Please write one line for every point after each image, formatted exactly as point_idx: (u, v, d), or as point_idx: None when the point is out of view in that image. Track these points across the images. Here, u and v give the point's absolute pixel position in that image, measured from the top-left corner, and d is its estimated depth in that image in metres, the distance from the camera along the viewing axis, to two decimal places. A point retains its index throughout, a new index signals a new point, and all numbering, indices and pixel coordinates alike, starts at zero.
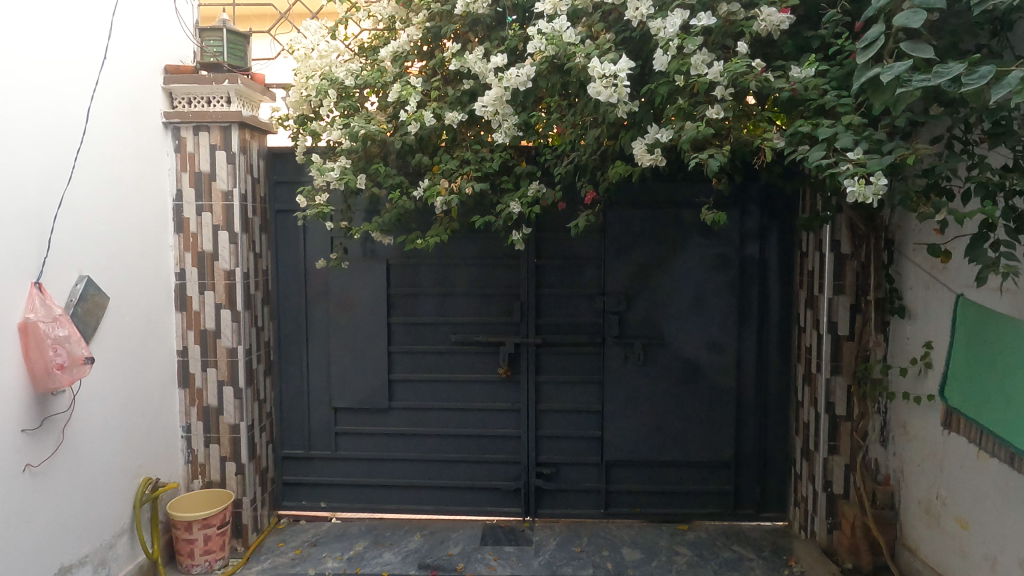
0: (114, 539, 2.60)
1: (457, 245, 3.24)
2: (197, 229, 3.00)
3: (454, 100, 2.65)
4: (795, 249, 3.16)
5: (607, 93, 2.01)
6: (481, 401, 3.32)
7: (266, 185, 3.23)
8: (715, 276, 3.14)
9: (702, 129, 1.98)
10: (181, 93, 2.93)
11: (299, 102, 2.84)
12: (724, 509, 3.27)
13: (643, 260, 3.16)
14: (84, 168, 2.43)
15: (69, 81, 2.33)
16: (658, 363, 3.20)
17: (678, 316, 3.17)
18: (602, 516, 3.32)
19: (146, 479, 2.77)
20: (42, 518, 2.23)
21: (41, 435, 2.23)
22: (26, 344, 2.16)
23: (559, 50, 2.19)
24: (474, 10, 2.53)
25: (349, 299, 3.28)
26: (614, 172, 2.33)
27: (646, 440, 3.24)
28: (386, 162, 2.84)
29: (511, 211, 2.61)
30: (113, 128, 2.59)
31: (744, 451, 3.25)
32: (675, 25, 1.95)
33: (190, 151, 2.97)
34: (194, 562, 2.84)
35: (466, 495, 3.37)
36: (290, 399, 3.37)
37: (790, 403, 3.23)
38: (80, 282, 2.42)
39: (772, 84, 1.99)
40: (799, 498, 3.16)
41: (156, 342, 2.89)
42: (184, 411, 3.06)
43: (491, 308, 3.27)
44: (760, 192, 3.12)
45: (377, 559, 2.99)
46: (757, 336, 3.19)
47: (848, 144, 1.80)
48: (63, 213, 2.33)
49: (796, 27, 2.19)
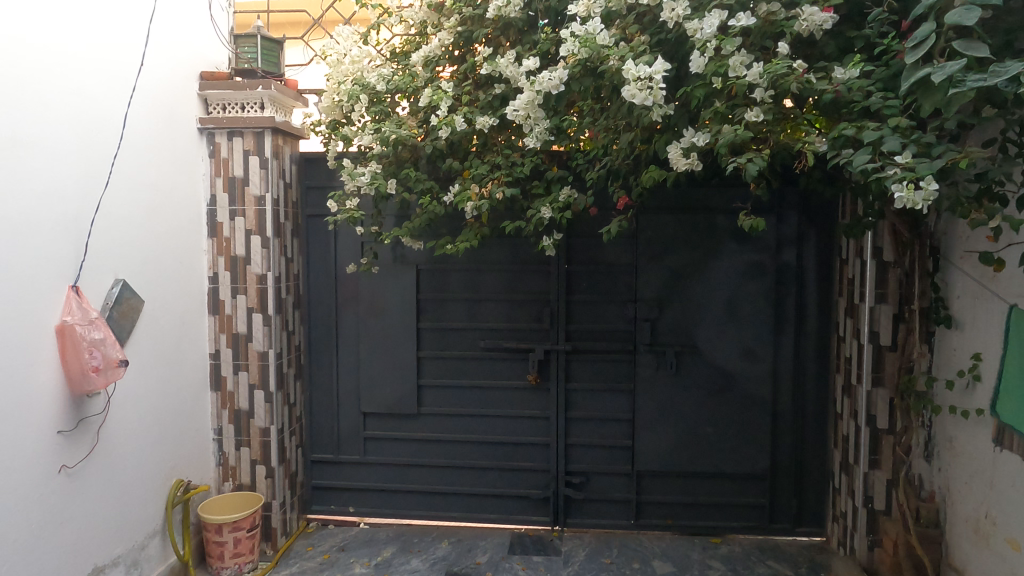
0: (146, 540, 2.63)
1: (487, 250, 3.22)
2: (231, 234, 3.03)
3: (485, 104, 2.64)
4: (834, 257, 3.07)
5: (642, 96, 1.96)
6: (510, 408, 3.28)
7: (298, 190, 3.25)
8: (750, 283, 3.07)
9: (740, 132, 1.91)
10: (217, 99, 2.98)
11: (331, 107, 2.84)
12: (759, 522, 3.18)
13: (676, 267, 3.10)
14: (121, 174, 2.47)
15: (107, 88, 2.37)
16: (690, 372, 3.13)
17: (712, 324, 3.10)
18: (632, 527, 3.26)
19: (178, 482, 2.80)
20: (76, 520, 2.25)
21: (76, 436, 2.26)
22: (63, 346, 2.19)
23: (593, 53, 2.13)
24: (506, 14, 2.50)
25: (379, 303, 3.28)
26: (648, 176, 2.28)
27: (678, 450, 3.17)
28: (417, 166, 2.82)
29: (542, 216, 2.56)
30: (149, 132, 2.62)
31: (779, 464, 3.16)
32: (712, 26, 1.90)
33: (224, 157, 3.01)
34: (224, 564, 2.86)
35: (494, 503, 3.34)
36: (320, 402, 3.38)
37: (829, 414, 3.13)
38: (117, 285, 2.45)
39: (815, 85, 1.90)
40: (837, 513, 3.06)
41: (189, 346, 2.92)
42: (215, 414, 3.10)
43: (521, 314, 3.24)
44: (798, 198, 3.04)
45: (405, 566, 2.97)
46: (794, 345, 3.10)
47: (896, 146, 1.71)
48: (100, 218, 2.36)
49: (839, 27, 2.11)
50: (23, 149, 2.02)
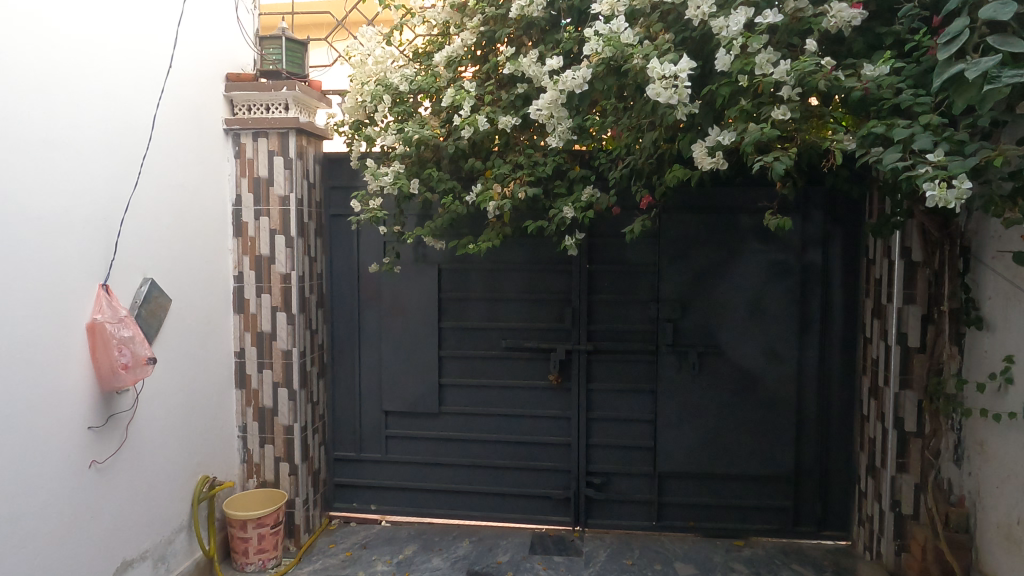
0: (172, 535, 2.67)
1: (508, 250, 3.22)
2: (256, 233, 3.06)
3: (508, 104, 2.64)
4: (861, 257, 3.02)
5: (667, 94, 1.95)
6: (531, 408, 3.28)
7: (322, 190, 3.28)
8: (774, 284, 3.03)
9: (767, 130, 1.89)
10: (242, 100, 3.01)
11: (355, 108, 2.86)
12: (783, 526, 3.15)
13: (699, 267, 3.07)
14: (149, 174, 2.51)
15: (136, 89, 2.41)
16: (713, 373, 3.11)
17: (735, 324, 3.07)
18: (653, 529, 3.24)
19: (203, 478, 2.84)
20: (105, 515, 2.29)
21: (105, 432, 2.30)
22: (93, 344, 2.23)
23: (617, 51, 2.12)
24: (529, 13, 2.50)
25: (401, 302, 3.29)
26: (671, 175, 2.26)
27: (700, 451, 3.14)
28: (439, 166, 2.83)
29: (564, 216, 2.55)
30: (176, 133, 2.66)
31: (804, 466, 3.12)
32: (738, 24, 1.88)
33: (249, 157, 3.04)
34: (248, 560, 2.90)
35: (515, 503, 3.34)
36: (342, 401, 3.41)
37: (855, 416, 3.09)
38: (146, 283, 2.49)
39: (844, 82, 1.88)
40: (863, 517, 3.02)
41: (215, 344, 2.96)
42: (240, 411, 3.13)
43: (542, 314, 3.23)
44: (823, 197, 3.00)
45: (426, 564, 2.98)
46: (819, 346, 3.06)
47: (926, 145, 1.69)
48: (129, 217, 2.40)
49: (868, 23, 2.08)
50: (54, 149, 2.06)
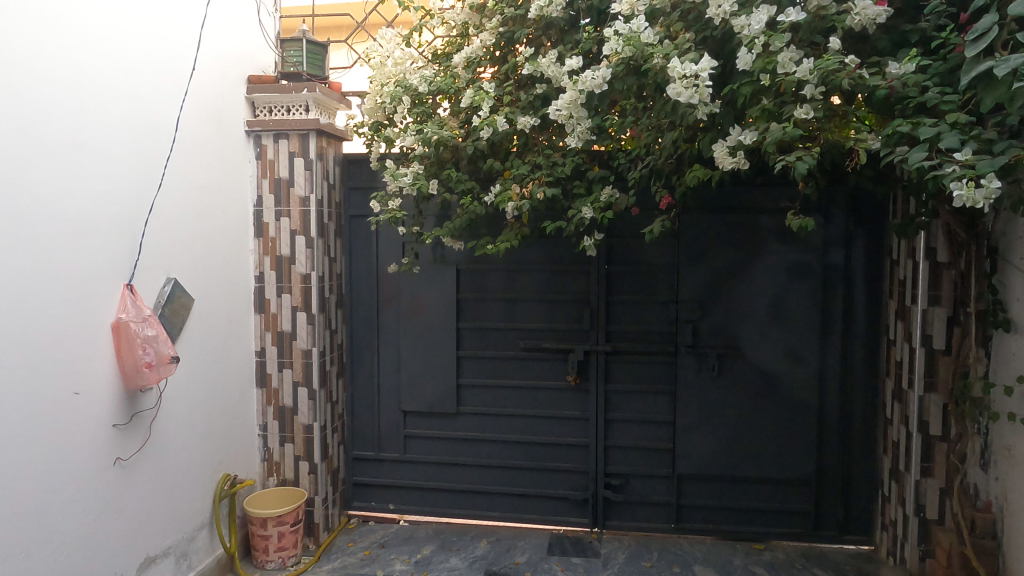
0: (194, 532, 2.70)
1: (526, 250, 3.22)
2: (277, 234, 3.09)
3: (526, 104, 2.64)
4: (884, 258, 2.98)
5: (688, 93, 1.94)
6: (550, 409, 3.28)
7: (341, 191, 3.31)
8: (795, 285, 3.00)
9: (789, 129, 1.87)
10: (264, 102, 3.05)
11: (375, 109, 2.88)
12: (803, 529, 3.12)
13: (718, 268, 3.05)
14: (173, 176, 2.54)
15: (160, 92, 2.45)
16: (733, 375, 3.08)
17: (755, 326, 3.04)
18: (672, 531, 3.22)
19: (224, 476, 2.87)
20: (129, 511, 2.33)
21: (130, 430, 2.33)
22: (118, 343, 2.26)
23: (636, 51, 2.11)
24: (549, 13, 2.50)
25: (420, 302, 3.30)
26: (692, 175, 2.25)
27: (720, 453, 3.12)
28: (458, 167, 2.84)
29: (583, 217, 2.54)
30: (199, 135, 2.70)
31: (826, 469, 3.09)
32: (760, 23, 1.87)
33: (270, 159, 3.07)
34: (268, 557, 2.92)
35: (533, 504, 3.34)
36: (361, 400, 3.43)
37: (879, 420, 3.04)
38: (169, 283, 2.52)
39: (867, 81, 1.85)
40: (886, 522, 2.97)
41: (236, 343, 2.99)
42: (261, 410, 3.16)
43: (560, 315, 3.23)
44: (846, 197, 2.96)
45: (444, 564, 2.99)
46: (842, 348, 3.02)
47: (954, 144, 1.66)
48: (153, 218, 2.44)
49: (892, 20, 2.05)
50: (81, 152, 2.09)
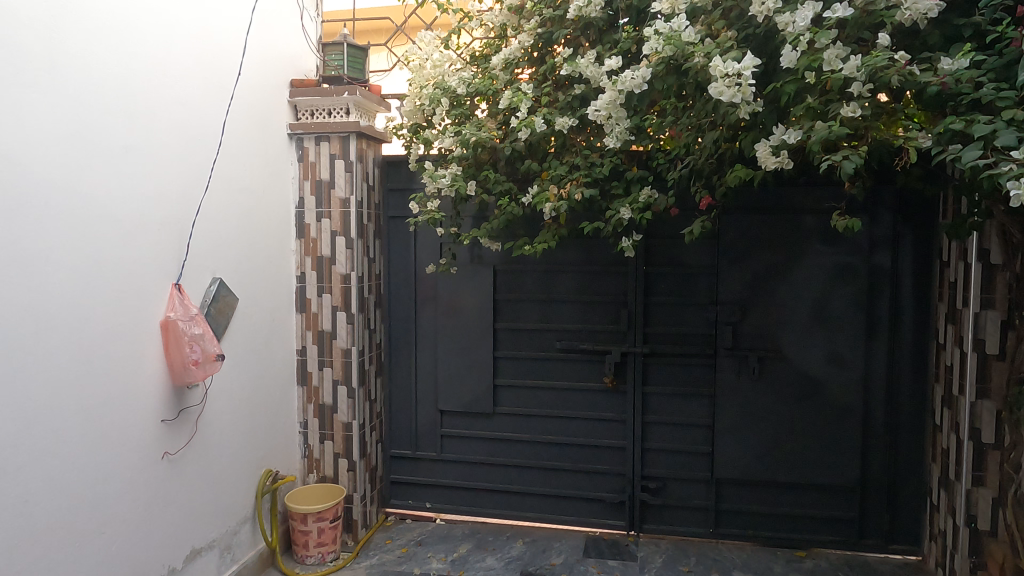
0: (237, 526, 2.77)
1: (563, 251, 3.22)
2: (318, 235, 3.15)
3: (565, 105, 2.63)
4: (934, 259, 2.89)
5: (730, 93, 1.91)
6: (586, 410, 3.26)
7: (381, 193, 3.35)
8: (840, 287, 2.93)
9: (835, 128, 1.83)
10: (306, 106, 3.10)
11: (414, 111, 2.90)
12: (847, 537, 3.04)
13: (759, 269, 3.00)
14: (219, 178, 2.61)
15: (208, 96, 2.52)
16: (774, 378, 3.02)
17: (797, 328, 2.98)
18: (711, 536, 3.18)
19: (267, 472, 2.93)
20: (176, 504, 2.40)
21: (177, 425, 2.40)
22: (166, 341, 2.33)
23: (677, 50, 2.08)
24: (587, 13, 2.49)
25: (457, 303, 3.32)
26: (734, 175, 2.21)
27: (760, 458, 3.06)
28: (496, 168, 2.85)
29: (621, 217, 2.52)
30: (244, 138, 2.76)
31: (870, 476, 3.01)
32: (805, 19, 1.83)
33: (312, 160, 3.13)
34: (308, 552, 2.98)
35: (569, 505, 3.33)
36: (399, 399, 3.47)
37: (927, 426, 2.95)
38: (214, 283, 2.59)
39: (918, 77, 1.80)
40: (935, 532, 2.87)
41: (278, 341, 3.05)
42: (301, 407, 3.22)
43: (596, 315, 3.21)
44: (893, 197, 2.88)
45: (480, 563, 3.01)
46: (888, 351, 2.94)
47: (1011, 141, 1.59)
48: (200, 219, 2.51)
49: (944, 14, 1.98)
50: (133, 155, 2.17)
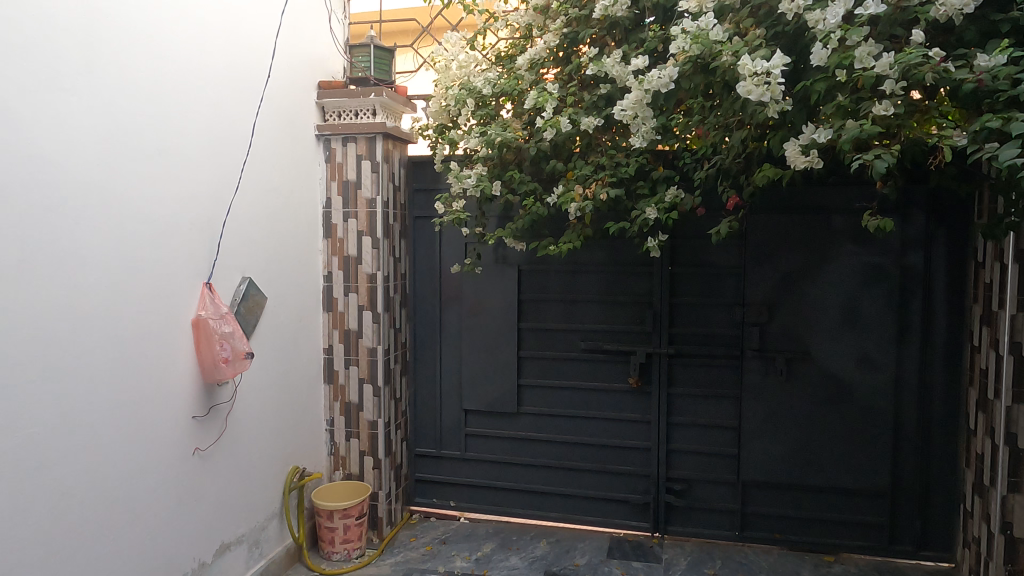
0: (266, 521, 2.81)
1: (588, 252, 3.21)
2: (344, 235, 3.18)
3: (590, 105, 2.62)
4: (968, 260, 2.83)
5: (759, 91, 1.89)
6: (611, 410, 3.25)
7: (406, 193, 3.38)
8: (870, 288, 2.88)
9: (867, 127, 1.80)
10: (333, 107, 3.14)
11: (439, 112, 2.93)
12: (877, 543, 2.99)
13: (787, 269, 2.96)
14: (249, 179, 2.65)
15: (238, 99, 2.56)
16: (802, 380, 2.98)
17: (826, 330, 2.94)
18: (736, 539, 3.14)
19: (294, 469, 2.97)
20: (207, 499, 2.45)
21: (207, 422, 2.44)
22: (197, 338, 2.37)
23: (704, 49, 2.07)
24: (613, 13, 2.47)
25: (481, 303, 3.34)
26: (762, 174, 2.19)
27: (787, 461, 3.02)
28: (520, 168, 2.85)
29: (647, 217, 2.51)
30: (274, 140, 2.81)
31: (901, 481, 2.95)
32: (837, 16, 1.80)
33: (339, 161, 3.17)
34: (334, 549, 3.01)
35: (593, 506, 3.32)
36: (424, 398, 3.49)
37: (961, 431, 2.88)
38: (243, 282, 2.63)
39: (953, 74, 1.76)
40: (968, 539, 2.80)
41: (306, 340, 3.09)
42: (328, 405, 3.26)
43: (621, 315, 3.20)
44: (926, 196, 2.82)
45: (504, 563, 3.01)
46: (920, 354, 2.88)
47: None
48: (231, 219, 2.55)
49: (981, 10, 1.93)
50: (166, 158, 2.21)
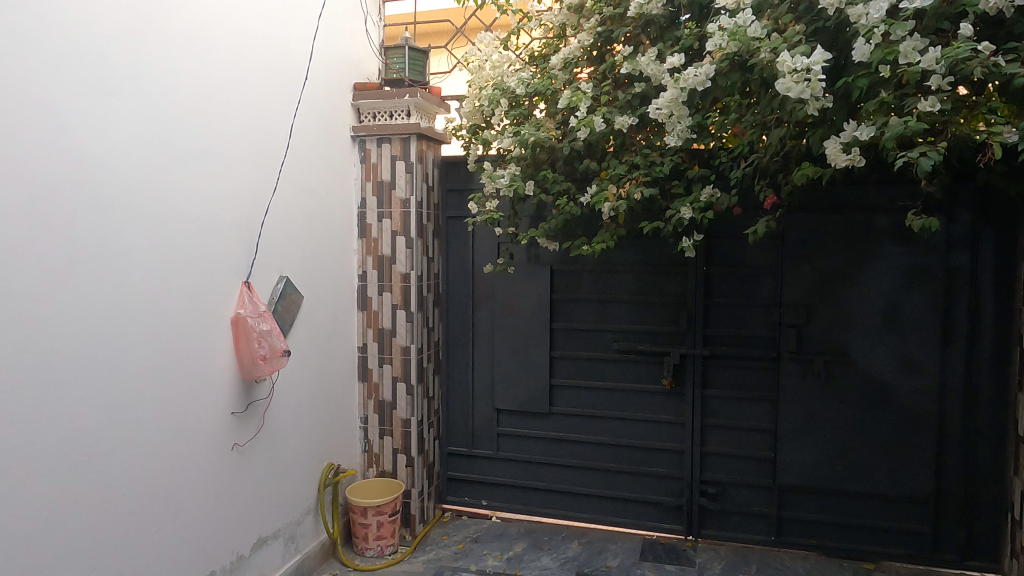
0: (301, 516, 2.86)
1: (621, 252, 3.19)
2: (379, 235, 3.22)
3: (624, 104, 2.60)
4: (1017, 261, 2.73)
5: (798, 89, 1.86)
6: (643, 412, 3.23)
7: (440, 193, 3.40)
8: (913, 289, 2.81)
9: (912, 124, 1.75)
10: (368, 108, 3.18)
11: (473, 112, 2.94)
12: (918, 551, 2.91)
13: (826, 270, 2.90)
14: (287, 180, 2.70)
15: (276, 101, 2.61)
16: (841, 383, 2.92)
17: (866, 332, 2.87)
18: (772, 544, 3.09)
19: (329, 465, 3.02)
20: (245, 494, 2.50)
21: (245, 418, 2.49)
22: (236, 336, 2.42)
23: (742, 46, 2.04)
24: (648, 11, 2.45)
25: (514, 303, 3.34)
26: (801, 173, 2.14)
27: (825, 465, 2.96)
28: (553, 168, 2.84)
29: (682, 217, 2.48)
30: (311, 141, 2.85)
31: (945, 488, 2.87)
32: (880, 11, 1.76)
33: (373, 162, 3.20)
34: (368, 545, 3.05)
35: (625, 507, 3.30)
36: (456, 397, 3.51)
37: (1009, 437, 2.79)
38: (281, 282, 2.68)
39: (1003, 69, 1.70)
40: (1016, 549, 2.71)
41: (341, 338, 3.13)
42: (362, 403, 3.30)
43: (654, 316, 3.17)
44: (973, 195, 2.74)
45: (536, 563, 3.01)
46: (966, 357, 2.79)
47: None
48: (269, 219, 2.60)
49: None
50: (207, 159, 2.27)
